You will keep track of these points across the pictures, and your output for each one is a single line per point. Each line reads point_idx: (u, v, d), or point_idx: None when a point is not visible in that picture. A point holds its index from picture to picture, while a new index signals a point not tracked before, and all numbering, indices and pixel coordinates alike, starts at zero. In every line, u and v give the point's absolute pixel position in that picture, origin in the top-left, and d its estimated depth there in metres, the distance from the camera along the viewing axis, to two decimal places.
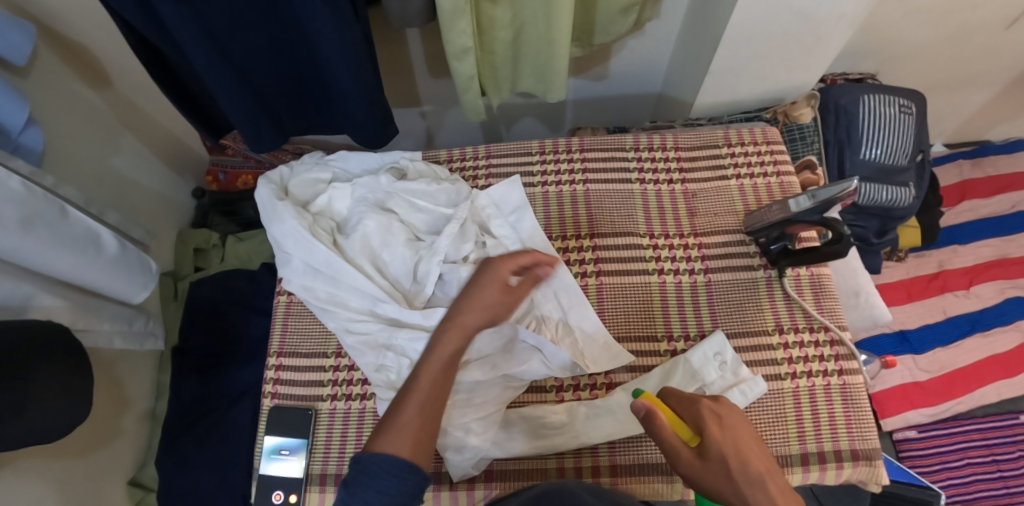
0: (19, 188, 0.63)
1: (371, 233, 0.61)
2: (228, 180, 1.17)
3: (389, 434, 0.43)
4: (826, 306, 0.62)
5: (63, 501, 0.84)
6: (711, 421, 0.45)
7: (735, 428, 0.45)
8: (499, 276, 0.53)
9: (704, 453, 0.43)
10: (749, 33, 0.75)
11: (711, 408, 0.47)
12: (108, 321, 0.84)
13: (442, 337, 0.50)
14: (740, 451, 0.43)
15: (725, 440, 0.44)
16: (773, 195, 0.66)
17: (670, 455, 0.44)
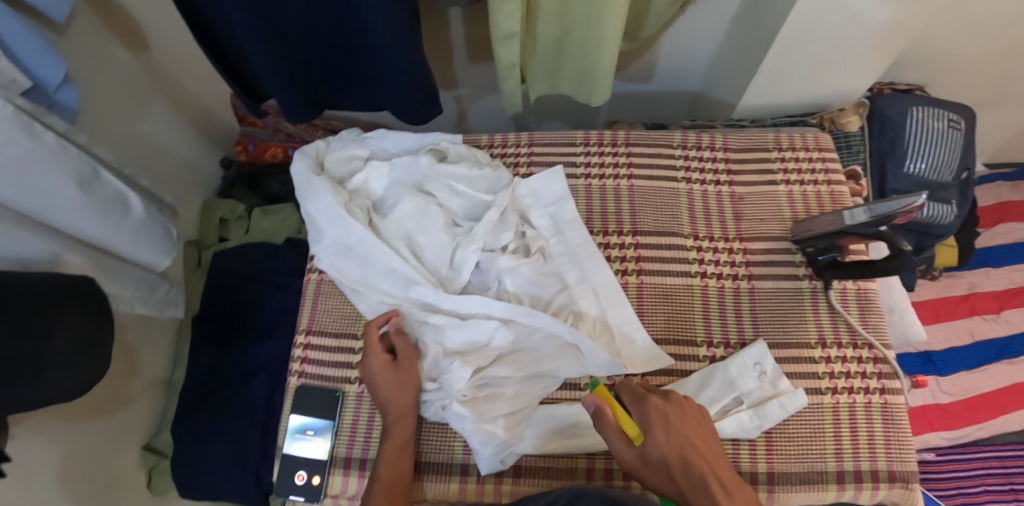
0: (54, 143, 0.61)
1: (406, 215, 0.60)
2: (257, 152, 1.16)
3: None
4: (871, 321, 0.60)
5: (78, 462, 0.84)
6: (657, 421, 0.46)
7: (683, 427, 0.45)
8: (379, 359, 0.55)
9: (645, 454, 0.44)
10: (805, 35, 0.72)
11: (658, 406, 0.47)
12: (130, 288, 0.83)
13: (388, 432, 0.53)
14: (682, 452, 0.44)
15: (667, 441, 0.44)
16: (823, 204, 0.64)
17: (615, 452, 0.46)
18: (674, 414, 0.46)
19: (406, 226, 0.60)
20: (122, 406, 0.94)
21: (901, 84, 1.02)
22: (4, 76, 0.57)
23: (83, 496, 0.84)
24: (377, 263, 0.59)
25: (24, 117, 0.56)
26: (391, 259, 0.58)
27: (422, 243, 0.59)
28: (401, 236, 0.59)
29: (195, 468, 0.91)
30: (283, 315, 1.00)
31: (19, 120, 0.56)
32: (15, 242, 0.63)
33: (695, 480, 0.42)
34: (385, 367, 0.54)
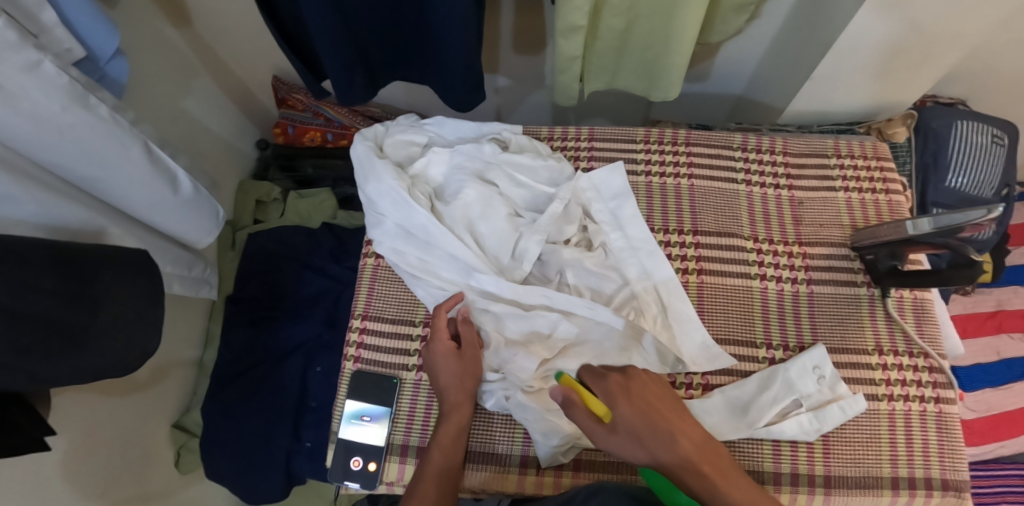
0: (107, 116, 0.59)
1: (470, 203, 0.60)
2: (296, 134, 1.15)
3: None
4: (926, 330, 0.60)
5: (115, 437, 0.84)
6: (620, 395, 0.48)
7: (644, 395, 0.49)
8: (444, 345, 0.55)
9: (616, 428, 0.47)
10: (864, 44, 0.72)
11: (619, 381, 0.50)
12: (170, 264, 0.80)
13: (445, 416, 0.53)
14: (649, 419, 0.47)
15: (634, 412, 0.47)
16: (882, 213, 0.64)
17: (588, 433, 0.47)
18: (632, 384, 0.50)
19: (469, 214, 0.60)
20: (155, 384, 0.94)
21: (942, 97, 1.01)
22: (59, 44, 0.56)
23: (116, 470, 0.84)
24: (439, 249, 0.59)
25: (79, 87, 0.55)
26: (455, 246, 0.58)
27: (484, 230, 0.59)
28: (463, 223, 0.59)
29: (225, 448, 0.91)
30: (318, 299, 1.00)
31: (73, 91, 0.55)
32: (69, 212, 0.61)
33: (666, 443, 0.46)
34: (451, 358, 0.54)
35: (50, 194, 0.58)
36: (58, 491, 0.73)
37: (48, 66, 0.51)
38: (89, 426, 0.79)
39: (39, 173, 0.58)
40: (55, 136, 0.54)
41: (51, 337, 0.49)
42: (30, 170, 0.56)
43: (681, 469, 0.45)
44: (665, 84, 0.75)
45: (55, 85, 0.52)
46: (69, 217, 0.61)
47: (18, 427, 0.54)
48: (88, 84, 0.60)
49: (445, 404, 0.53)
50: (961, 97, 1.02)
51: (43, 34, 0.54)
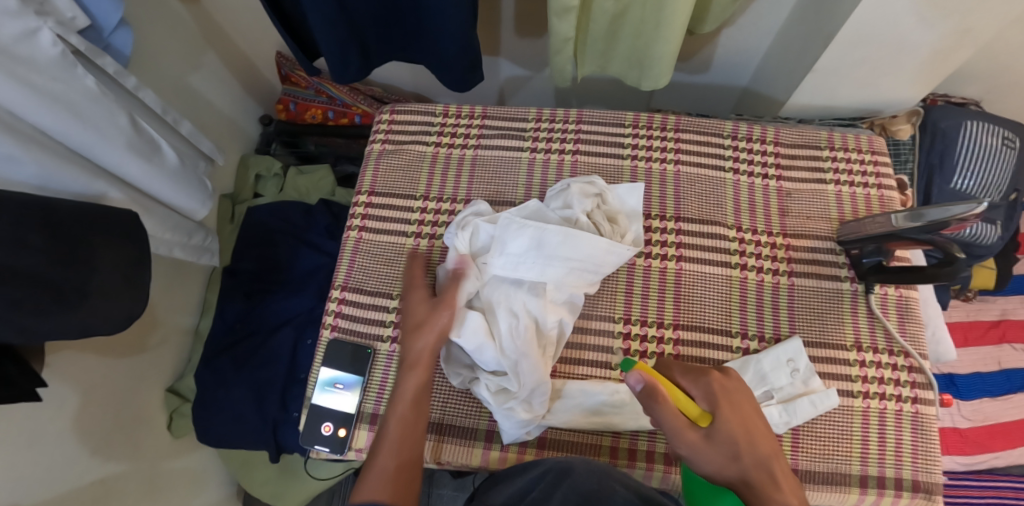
0: (95, 88, 0.60)
1: (559, 310, 0.55)
2: (298, 111, 1.17)
3: (367, 482, 0.46)
4: (909, 329, 0.58)
5: (109, 399, 0.84)
6: (721, 399, 0.46)
7: (742, 406, 0.46)
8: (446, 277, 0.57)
9: (711, 433, 0.44)
10: (868, 37, 0.69)
11: (720, 382, 0.47)
12: (169, 230, 0.78)
13: (408, 376, 0.52)
14: (745, 431, 0.45)
15: (733, 418, 0.45)
16: (871, 207, 0.63)
17: (678, 433, 0.44)
18: (733, 391, 0.47)
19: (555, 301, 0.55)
20: (150, 350, 0.94)
21: (955, 97, 0.98)
22: (62, 13, 0.57)
23: (112, 429, 0.85)
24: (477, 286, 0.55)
25: (69, 58, 0.56)
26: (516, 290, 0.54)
27: (537, 364, 0.51)
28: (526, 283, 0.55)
29: (216, 415, 0.93)
30: (312, 273, 1.01)
31: (64, 62, 0.56)
32: (70, 178, 0.60)
33: (762, 464, 0.44)
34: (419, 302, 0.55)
35: (51, 157, 0.57)
36: (56, 448, 0.74)
37: (44, 34, 0.54)
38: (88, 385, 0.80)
39: (41, 138, 0.58)
40: (44, 101, 0.54)
41: (43, 292, 0.50)
42: (33, 136, 0.56)
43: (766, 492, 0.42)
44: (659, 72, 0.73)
45: (49, 53, 0.55)
46: (68, 182, 0.60)
47: (9, 376, 0.55)
48: (92, 51, 0.61)
49: (407, 358, 0.53)
50: (976, 97, 0.98)
51: (45, 1, 0.55)
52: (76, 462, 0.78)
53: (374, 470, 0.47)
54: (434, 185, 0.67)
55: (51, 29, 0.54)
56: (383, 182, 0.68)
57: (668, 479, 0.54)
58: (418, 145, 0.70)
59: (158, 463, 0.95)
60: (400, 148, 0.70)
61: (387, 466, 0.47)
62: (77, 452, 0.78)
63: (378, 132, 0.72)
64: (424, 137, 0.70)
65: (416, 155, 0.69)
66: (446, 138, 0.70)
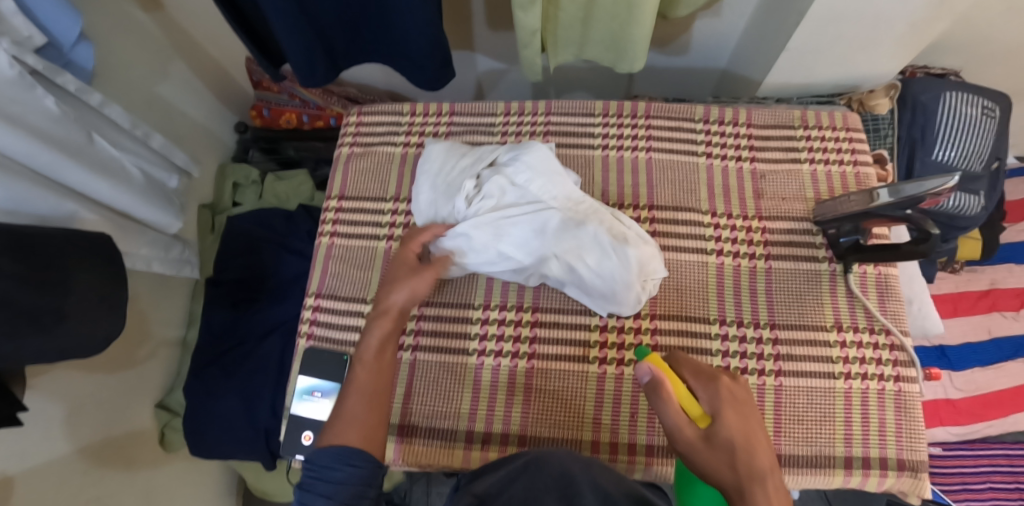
0: (53, 108, 0.59)
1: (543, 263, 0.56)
2: (273, 116, 1.15)
3: (335, 427, 0.41)
4: (889, 306, 0.58)
5: (97, 415, 0.82)
6: (727, 404, 0.41)
7: (749, 415, 0.41)
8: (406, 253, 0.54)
9: (710, 434, 0.40)
10: (840, 14, 0.68)
11: (729, 387, 0.43)
12: (146, 246, 0.77)
13: (373, 326, 0.49)
14: (751, 443, 0.39)
15: (738, 424, 0.40)
16: (847, 185, 0.62)
17: (675, 429, 0.41)
18: (741, 401, 0.42)
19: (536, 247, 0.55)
20: (136, 364, 0.92)
21: (934, 69, 0.97)
22: (18, 31, 0.55)
23: (104, 449, 0.83)
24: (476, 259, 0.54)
25: (27, 78, 0.55)
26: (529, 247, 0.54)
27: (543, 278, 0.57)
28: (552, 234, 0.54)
29: (207, 427, 0.92)
30: (296, 280, 1.00)
31: (20, 82, 0.55)
32: (37, 198, 0.58)
33: (762, 485, 0.37)
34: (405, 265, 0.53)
35: (19, 181, 0.55)
36: (49, 472, 0.73)
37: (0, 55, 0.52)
38: (77, 403, 0.78)
39: (6, 160, 0.55)
40: (5, 121, 0.52)
41: (11, 319, 0.48)
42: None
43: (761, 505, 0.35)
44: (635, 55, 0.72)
45: (4, 75, 0.53)
46: (35, 204, 0.58)
47: None
48: (50, 69, 0.60)
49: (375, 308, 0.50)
50: (955, 68, 0.97)
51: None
52: (71, 484, 0.77)
53: (345, 415, 0.42)
54: (405, 186, 0.66)
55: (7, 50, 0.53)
56: (353, 185, 0.67)
57: (651, 471, 0.53)
58: (387, 146, 0.69)
59: (152, 479, 0.94)
60: (369, 150, 0.69)
61: (364, 414, 0.42)
62: (70, 475, 0.77)
63: (347, 136, 0.71)
64: (393, 137, 0.69)
65: (385, 157, 0.68)
66: (415, 137, 0.69)
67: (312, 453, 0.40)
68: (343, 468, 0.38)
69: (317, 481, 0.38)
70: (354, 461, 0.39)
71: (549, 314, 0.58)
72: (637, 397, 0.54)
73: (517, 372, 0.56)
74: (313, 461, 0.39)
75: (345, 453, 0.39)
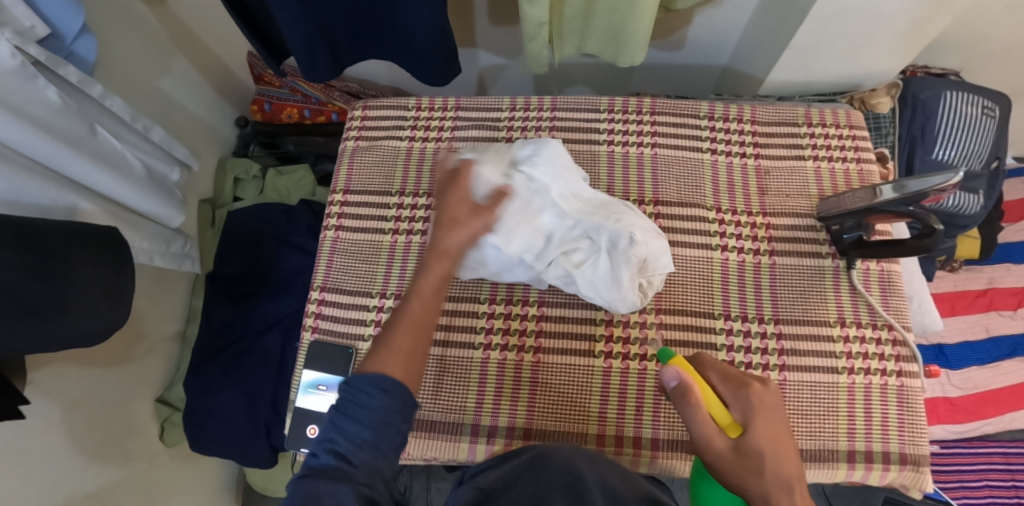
0: (55, 100, 0.59)
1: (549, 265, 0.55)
2: (274, 111, 1.14)
3: (381, 355, 0.38)
4: (891, 302, 0.58)
5: (97, 410, 0.81)
6: (758, 412, 0.41)
7: (779, 426, 0.41)
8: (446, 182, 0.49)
9: (742, 444, 0.39)
10: (844, 12, 0.68)
11: (761, 395, 0.42)
12: (146, 239, 0.76)
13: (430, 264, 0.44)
14: (781, 452, 0.39)
15: (770, 436, 0.40)
16: (850, 182, 0.62)
17: (704, 437, 0.40)
18: (772, 407, 0.42)
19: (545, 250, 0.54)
20: (137, 359, 0.92)
21: (934, 68, 0.97)
22: (19, 22, 0.55)
23: (104, 443, 0.83)
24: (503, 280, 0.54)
25: (30, 68, 0.55)
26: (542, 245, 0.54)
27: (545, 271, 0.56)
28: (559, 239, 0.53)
29: (208, 422, 0.91)
30: (297, 275, 1.00)
31: (23, 73, 0.54)
32: (38, 189, 0.58)
33: (788, 492, 0.37)
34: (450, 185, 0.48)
35: (19, 173, 0.55)
36: (50, 466, 0.73)
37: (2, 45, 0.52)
38: (77, 397, 0.77)
39: (6, 151, 0.55)
40: (6, 112, 0.52)
41: (15, 311, 0.48)
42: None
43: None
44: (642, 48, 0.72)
45: (6, 65, 0.53)
46: (37, 195, 0.58)
47: None
48: (52, 60, 0.59)
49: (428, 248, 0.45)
50: (955, 67, 0.98)
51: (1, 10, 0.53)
52: (70, 478, 0.76)
53: (389, 343, 0.39)
54: (410, 180, 0.66)
55: (9, 40, 0.52)
56: (358, 180, 0.67)
57: (656, 465, 0.53)
58: (392, 140, 0.69)
59: (153, 475, 0.93)
60: (374, 144, 0.69)
61: (407, 345, 0.39)
62: (71, 469, 0.76)
63: (351, 130, 0.71)
64: (398, 132, 0.69)
65: (390, 151, 0.68)
66: (419, 132, 0.69)
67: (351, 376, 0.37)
68: (376, 396, 0.36)
69: (354, 408, 0.35)
70: (388, 389, 0.36)
71: (554, 308, 0.58)
72: (642, 392, 0.54)
73: (523, 367, 0.56)
74: (351, 386, 0.36)
75: (384, 383, 0.36)
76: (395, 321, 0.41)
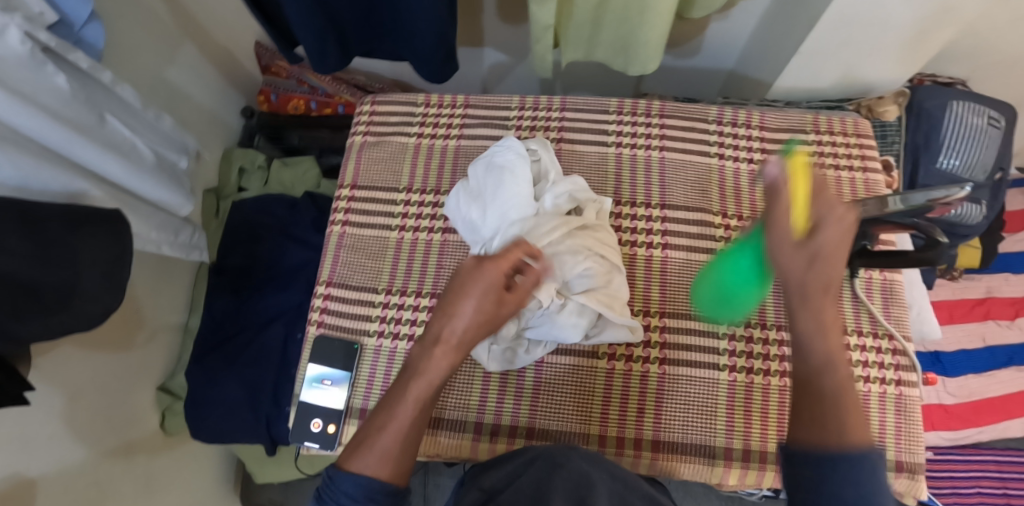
0: (64, 87, 0.59)
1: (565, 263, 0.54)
2: (280, 102, 1.15)
3: (364, 454, 0.39)
4: (892, 312, 0.59)
5: (99, 398, 0.81)
6: (836, 225, 0.38)
7: (848, 240, 0.38)
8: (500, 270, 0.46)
9: (804, 242, 0.38)
10: (855, 21, 0.68)
11: (845, 216, 0.38)
12: (155, 229, 0.76)
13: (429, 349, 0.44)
14: (837, 265, 0.37)
15: (831, 245, 0.37)
16: (856, 192, 0.63)
17: (775, 211, 0.40)
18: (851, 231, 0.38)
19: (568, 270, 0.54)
20: (139, 348, 0.91)
21: (941, 77, 0.97)
22: (28, 8, 0.54)
23: (106, 432, 0.83)
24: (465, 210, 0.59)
25: (38, 56, 0.55)
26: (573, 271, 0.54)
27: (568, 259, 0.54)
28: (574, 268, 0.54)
29: (208, 412, 0.91)
30: (300, 268, 1.00)
31: (31, 59, 0.54)
32: (50, 178, 0.58)
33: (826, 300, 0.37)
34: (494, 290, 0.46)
35: (29, 158, 0.54)
36: (51, 453, 0.73)
37: (13, 32, 0.51)
38: (79, 385, 0.77)
39: (18, 138, 0.54)
40: (16, 98, 0.52)
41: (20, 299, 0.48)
42: (10, 137, 0.53)
43: (816, 317, 0.36)
44: (642, 59, 0.72)
45: (14, 51, 0.52)
46: (48, 183, 0.58)
47: None
48: (63, 47, 0.58)
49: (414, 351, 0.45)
50: (961, 77, 0.98)
51: None
52: (71, 465, 0.76)
53: (375, 442, 0.40)
54: (418, 177, 0.66)
55: (18, 26, 0.51)
56: (366, 175, 0.67)
57: (657, 466, 0.54)
58: (400, 136, 0.69)
59: (152, 463, 0.93)
60: (382, 140, 0.69)
61: (393, 443, 0.40)
62: (71, 457, 0.76)
63: (360, 124, 0.71)
64: (406, 128, 0.69)
65: (398, 147, 0.68)
66: (428, 129, 0.69)
67: (332, 471, 0.39)
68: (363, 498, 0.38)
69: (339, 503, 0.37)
70: (381, 497, 0.38)
71: None
72: (644, 394, 0.55)
73: (527, 368, 0.57)
74: (336, 481, 0.38)
75: (370, 486, 0.37)
76: (381, 413, 0.42)
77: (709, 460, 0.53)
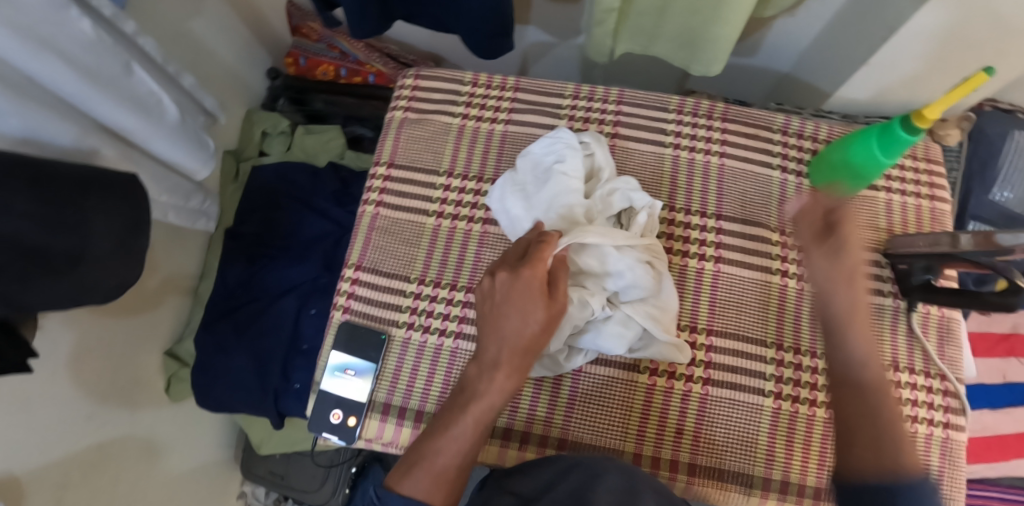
0: (89, 33, 0.53)
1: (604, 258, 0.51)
2: (308, 66, 1.10)
3: (416, 473, 0.43)
4: (947, 351, 0.56)
5: (104, 360, 0.79)
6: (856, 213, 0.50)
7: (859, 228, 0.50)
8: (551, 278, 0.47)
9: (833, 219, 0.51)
10: (938, 37, 0.64)
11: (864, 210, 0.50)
12: (165, 193, 0.73)
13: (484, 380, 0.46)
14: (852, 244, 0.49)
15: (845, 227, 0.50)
16: (922, 221, 0.59)
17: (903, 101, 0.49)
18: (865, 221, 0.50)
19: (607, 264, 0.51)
20: (147, 312, 0.89)
21: (1002, 103, 0.92)
22: None
23: (110, 395, 0.81)
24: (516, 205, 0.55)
25: None
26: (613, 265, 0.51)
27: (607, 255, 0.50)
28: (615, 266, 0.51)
29: (214, 382, 0.89)
30: (317, 241, 0.96)
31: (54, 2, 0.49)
32: (59, 131, 0.53)
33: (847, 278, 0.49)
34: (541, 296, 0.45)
35: (38, 106, 0.50)
36: (53, 414, 0.70)
37: None
38: (84, 347, 0.75)
39: (29, 85, 0.50)
40: (34, 43, 0.47)
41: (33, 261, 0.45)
42: (23, 85, 0.49)
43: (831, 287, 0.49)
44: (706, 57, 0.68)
45: None
46: (57, 135, 0.54)
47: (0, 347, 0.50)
48: None
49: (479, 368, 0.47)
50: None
51: None
52: (74, 427, 0.74)
53: (430, 462, 0.44)
54: (459, 161, 0.62)
55: None
56: (404, 154, 0.63)
57: (689, 489, 0.52)
58: (443, 116, 0.65)
59: (155, 428, 0.91)
60: (424, 118, 0.65)
61: (448, 468, 0.43)
62: (73, 420, 0.74)
63: (401, 98, 0.67)
64: (451, 107, 0.65)
65: (440, 127, 0.64)
66: (473, 110, 0.65)
67: (383, 490, 0.43)
68: None
69: None
70: None
71: None
72: (682, 414, 0.52)
73: (562, 381, 0.54)
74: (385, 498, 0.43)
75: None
76: (435, 433, 0.45)
77: (745, 489, 0.51)
